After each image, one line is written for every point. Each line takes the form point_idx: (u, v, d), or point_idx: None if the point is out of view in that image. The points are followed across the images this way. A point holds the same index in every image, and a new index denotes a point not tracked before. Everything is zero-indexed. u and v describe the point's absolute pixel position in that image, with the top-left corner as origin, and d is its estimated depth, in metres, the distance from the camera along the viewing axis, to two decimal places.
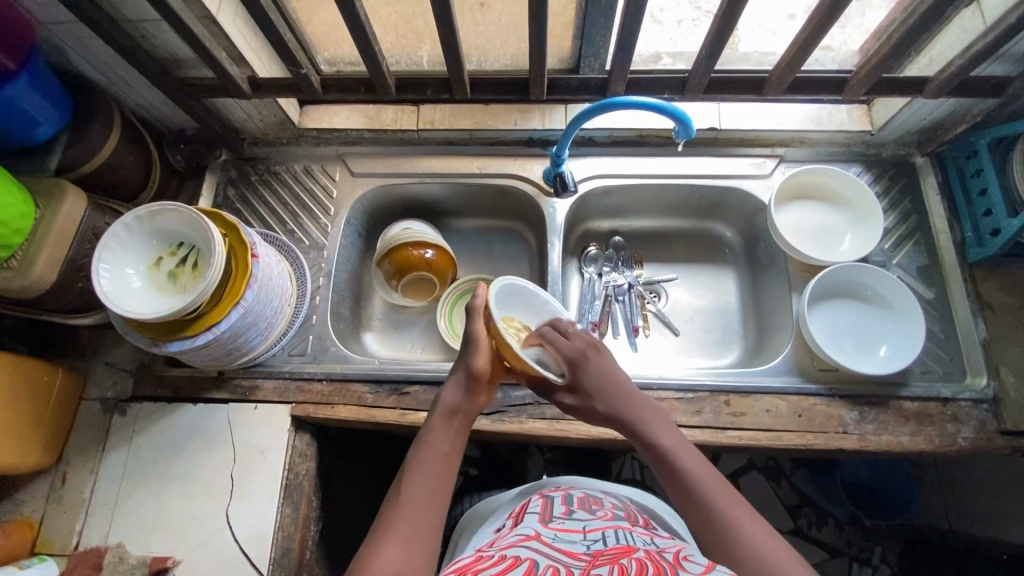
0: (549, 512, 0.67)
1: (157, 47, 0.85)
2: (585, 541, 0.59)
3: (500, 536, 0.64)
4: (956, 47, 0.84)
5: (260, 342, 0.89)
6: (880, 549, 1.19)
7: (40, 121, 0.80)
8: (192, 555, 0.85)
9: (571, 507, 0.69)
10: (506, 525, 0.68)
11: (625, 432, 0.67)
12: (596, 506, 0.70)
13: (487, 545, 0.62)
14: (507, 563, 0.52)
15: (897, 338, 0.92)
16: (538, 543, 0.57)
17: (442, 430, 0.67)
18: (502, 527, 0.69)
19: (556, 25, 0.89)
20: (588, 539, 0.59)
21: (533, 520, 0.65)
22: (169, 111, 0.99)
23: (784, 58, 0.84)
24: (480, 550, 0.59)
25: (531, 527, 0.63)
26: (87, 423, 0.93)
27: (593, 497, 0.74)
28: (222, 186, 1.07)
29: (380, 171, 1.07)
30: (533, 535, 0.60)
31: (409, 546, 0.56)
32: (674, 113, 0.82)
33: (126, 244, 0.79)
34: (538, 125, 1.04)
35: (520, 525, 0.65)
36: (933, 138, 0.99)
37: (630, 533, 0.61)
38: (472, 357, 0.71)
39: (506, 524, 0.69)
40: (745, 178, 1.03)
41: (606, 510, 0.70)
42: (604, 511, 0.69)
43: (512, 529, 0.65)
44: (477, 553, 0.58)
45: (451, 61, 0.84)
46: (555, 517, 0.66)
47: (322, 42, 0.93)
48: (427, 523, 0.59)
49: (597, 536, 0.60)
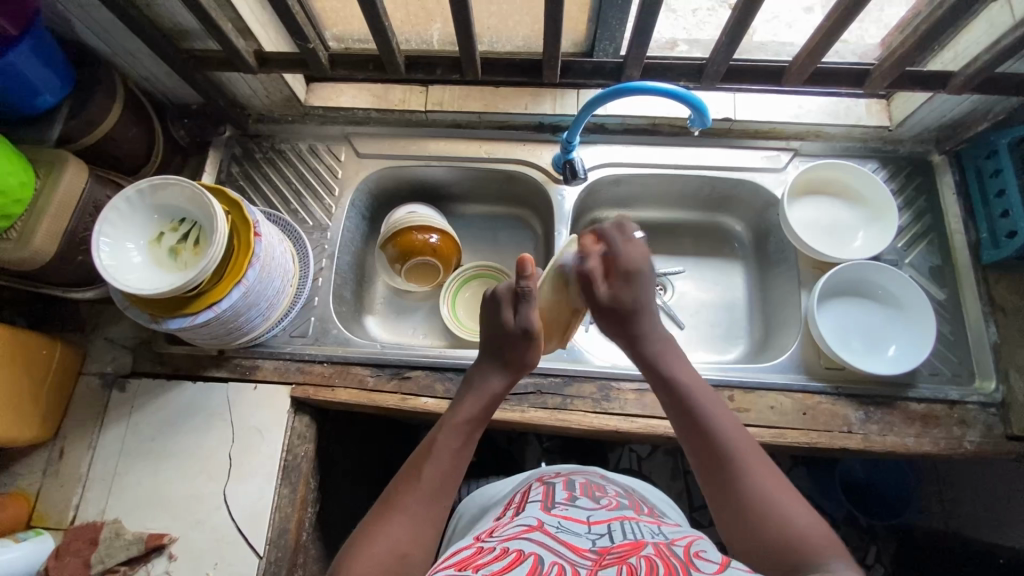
0: (551, 498, 0.67)
1: (162, 16, 0.83)
2: (590, 534, 0.58)
3: (500, 525, 0.63)
4: (983, 41, 0.81)
5: (261, 322, 0.88)
6: (875, 549, 1.20)
7: (41, 90, 0.79)
8: (189, 533, 0.85)
9: (575, 493, 0.69)
10: (506, 513, 0.68)
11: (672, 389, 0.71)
12: (600, 493, 0.70)
13: (487, 533, 0.62)
14: (511, 558, 0.52)
15: (907, 338, 0.91)
16: (541, 535, 0.57)
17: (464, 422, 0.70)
18: (502, 515, 0.68)
19: (571, 8, 0.87)
20: (593, 533, 0.58)
21: (535, 509, 0.64)
22: (173, 84, 0.97)
23: (805, 48, 0.82)
24: (480, 541, 0.59)
25: (533, 517, 0.62)
26: (85, 398, 0.92)
27: (595, 483, 0.74)
28: (226, 163, 1.05)
29: (385, 152, 1.05)
30: (536, 526, 0.59)
31: (417, 531, 0.59)
32: (690, 100, 0.79)
33: (126, 216, 0.77)
34: (549, 110, 1.02)
35: (521, 514, 0.64)
36: (952, 135, 0.97)
37: (636, 525, 0.61)
38: (528, 352, 0.75)
39: (506, 513, 0.68)
40: (759, 171, 1.01)
41: (610, 498, 0.69)
42: (607, 498, 0.69)
43: (512, 518, 0.64)
44: (477, 543, 0.58)
45: (463, 39, 0.81)
46: (558, 503, 0.65)
47: (331, 18, 0.91)
48: (435, 510, 0.62)
49: (603, 530, 0.59)
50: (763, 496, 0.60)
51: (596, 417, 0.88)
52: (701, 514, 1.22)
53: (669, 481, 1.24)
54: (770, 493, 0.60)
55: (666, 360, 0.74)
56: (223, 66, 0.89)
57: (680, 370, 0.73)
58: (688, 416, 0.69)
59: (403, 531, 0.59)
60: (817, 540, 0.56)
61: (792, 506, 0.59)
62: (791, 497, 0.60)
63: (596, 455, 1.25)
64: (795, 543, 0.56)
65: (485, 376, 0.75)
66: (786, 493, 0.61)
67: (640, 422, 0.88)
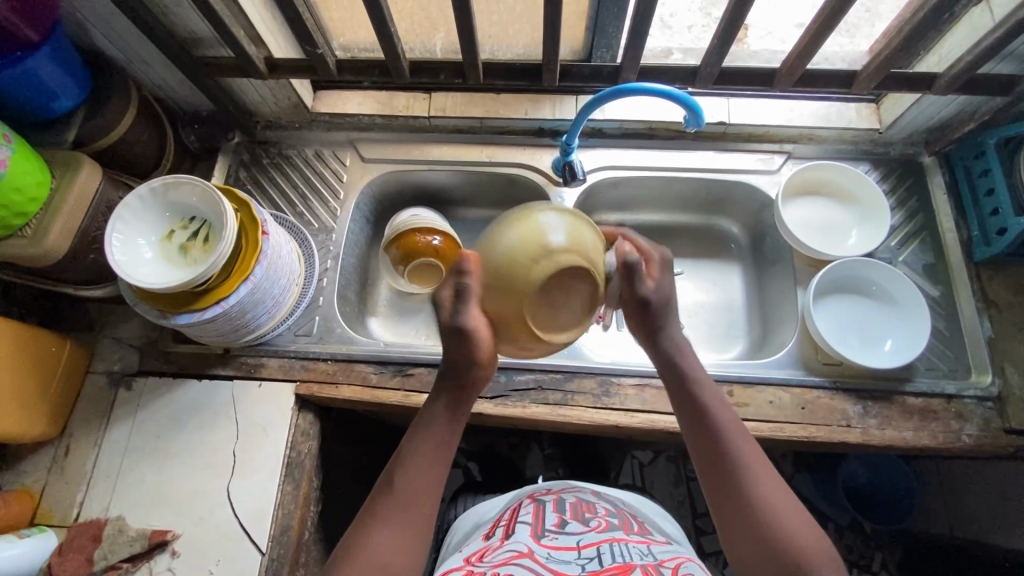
0: (541, 524, 0.67)
1: (177, 25, 0.86)
2: (580, 560, 0.59)
3: (490, 550, 0.64)
4: (964, 45, 0.84)
5: (266, 319, 0.90)
6: (880, 557, 1.18)
7: (59, 95, 0.82)
8: (191, 530, 0.85)
9: (565, 517, 0.69)
10: (496, 535, 0.69)
11: (685, 393, 0.67)
12: (590, 514, 0.71)
13: (477, 558, 0.63)
14: None
15: (902, 332, 0.93)
16: (531, 562, 0.58)
17: (441, 422, 0.64)
18: (492, 536, 0.69)
19: (569, 16, 0.91)
20: (583, 558, 0.59)
21: (524, 534, 0.65)
22: (185, 92, 1.01)
23: (795, 49, 0.84)
24: (471, 566, 0.61)
25: (523, 543, 0.63)
26: (92, 396, 0.93)
27: (585, 502, 0.75)
28: (234, 168, 1.08)
29: (390, 157, 1.08)
30: (526, 552, 0.60)
31: (396, 542, 0.60)
32: (684, 100, 0.81)
33: (140, 215, 0.80)
34: (548, 115, 1.05)
35: (511, 539, 0.65)
36: (941, 137, 0.99)
37: (625, 547, 0.62)
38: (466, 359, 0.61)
39: (495, 535, 0.69)
40: (753, 173, 1.03)
41: (599, 518, 0.70)
42: (597, 520, 0.69)
43: (502, 541, 0.65)
44: (467, 567, 0.60)
45: (466, 44, 0.84)
46: (547, 531, 0.66)
47: (338, 28, 0.95)
48: (416, 515, 0.61)
49: (592, 553, 0.60)
50: (771, 515, 0.60)
51: (597, 412, 0.89)
52: (704, 521, 1.22)
53: (671, 488, 1.24)
54: (775, 507, 0.61)
55: (686, 358, 0.69)
56: (234, 72, 0.92)
57: (692, 363, 0.69)
58: (703, 424, 0.65)
59: (382, 543, 0.59)
60: (818, 556, 0.58)
61: (798, 527, 0.60)
62: (801, 518, 0.61)
63: (597, 460, 1.26)
64: (800, 559, 0.58)
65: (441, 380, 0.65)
66: (793, 511, 0.61)
67: (640, 418, 0.89)
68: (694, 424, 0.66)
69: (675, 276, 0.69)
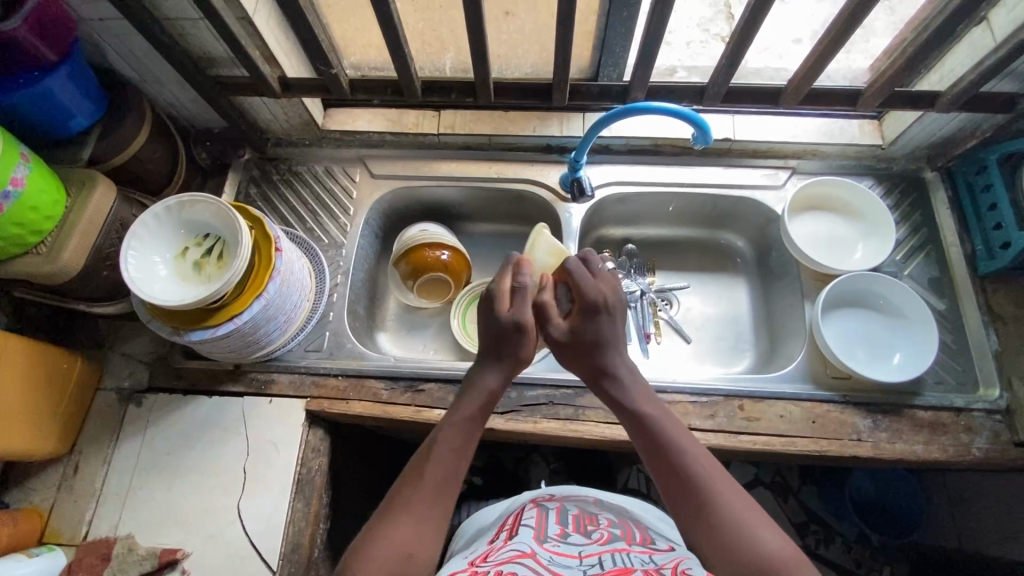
0: (545, 530, 0.67)
1: (192, 45, 0.88)
2: (582, 566, 0.59)
3: (493, 549, 0.64)
4: (966, 63, 0.86)
5: (278, 335, 0.90)
6: (890, 569, 1.20)
7: (75, 113, 0.83)
8: (202, 547, 0.85)
9: (567, 529, 0.68)
10: (499, 537, 0.68)
11: (639, 424, 0.69)
12: (592, 526, 0.70)
13: (481, 557, 0.62)
14: None
15: (909, 346, 0.93)
16: (534, 562, 0.58)
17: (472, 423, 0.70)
18: (495, 538, 0.68)
19: (579, 36, 0.94)
20: (585, 565, 0.59)
21: (528, 536, 0.65)
22: (198, 111, 1.02)
23: (800, 70, 0.86)
24: (474, 565, 0.60)
25: (527, 544, 0.63)
26: (102, 413, 0.93)
27: (587, 514, 0.74)
28: (245, 183, 1.09)
29: (399, 173, 1.09)
30: (530, 553, 0.60)
31: (419, 529, 0.60)
32: (693, 118, 0.83)
33: (155, 232, 0.80)
34: (556, 132, 1.07)
35: (515, 539, 0.65)
36: (943, 153, 1.01)
37: (627, 556, 0.61)
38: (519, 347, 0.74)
39: (499, 536, 0.68)
40: (758, 188, 1.05)
41: (602, 530, 0.69)
42: (600, 532, 0.68)
43: (506, 541, 0.65)
44: (472, 567, 0.59)
45: (478, 66, 0.86)
46: (550, 537, 0.65)
47: (349, 46, 0.97)
48: (440, 511, 0.62)
49: (594, 561, 0.60)
50: (738, 528, 0.58)
51: (608, 426, 0.89)
52: None
53: None
54: (742, 520, 0.59)
55: (639, 399, 0.71)
56: (248, 91, 0.93)
57: (640, 395, 0.72)
58: (659, 449, 0.66)
59: (403, 530, 0.59)
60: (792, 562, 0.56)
61: (767, 536, 0.58)
62: (772, 528, 0.59)
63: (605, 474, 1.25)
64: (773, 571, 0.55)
65: (483, 375, 0.74)
66: (761, 522, 0.59)
67: None
68: (652, 452, 0.67)
69: (618, 311, 0.78)
